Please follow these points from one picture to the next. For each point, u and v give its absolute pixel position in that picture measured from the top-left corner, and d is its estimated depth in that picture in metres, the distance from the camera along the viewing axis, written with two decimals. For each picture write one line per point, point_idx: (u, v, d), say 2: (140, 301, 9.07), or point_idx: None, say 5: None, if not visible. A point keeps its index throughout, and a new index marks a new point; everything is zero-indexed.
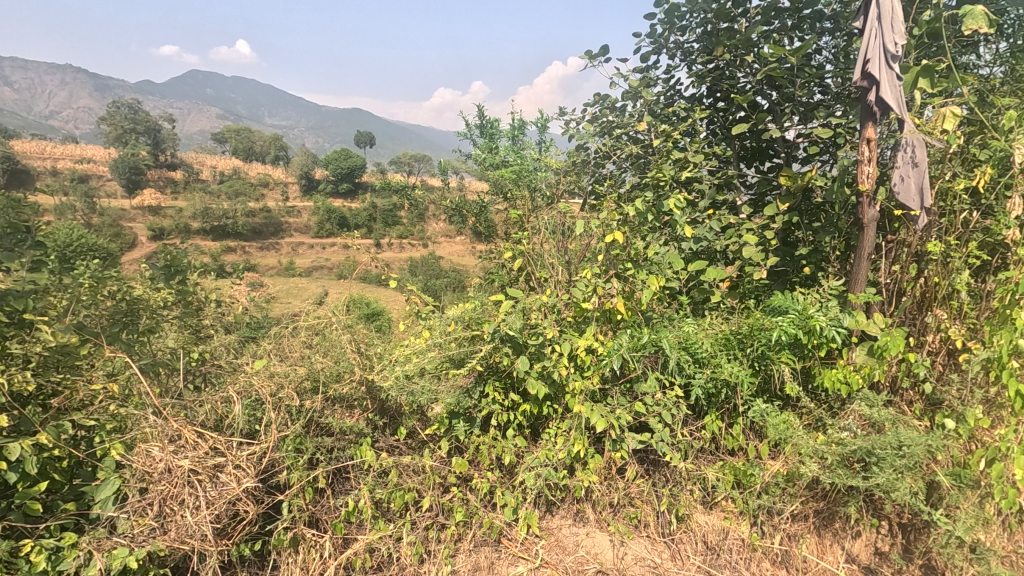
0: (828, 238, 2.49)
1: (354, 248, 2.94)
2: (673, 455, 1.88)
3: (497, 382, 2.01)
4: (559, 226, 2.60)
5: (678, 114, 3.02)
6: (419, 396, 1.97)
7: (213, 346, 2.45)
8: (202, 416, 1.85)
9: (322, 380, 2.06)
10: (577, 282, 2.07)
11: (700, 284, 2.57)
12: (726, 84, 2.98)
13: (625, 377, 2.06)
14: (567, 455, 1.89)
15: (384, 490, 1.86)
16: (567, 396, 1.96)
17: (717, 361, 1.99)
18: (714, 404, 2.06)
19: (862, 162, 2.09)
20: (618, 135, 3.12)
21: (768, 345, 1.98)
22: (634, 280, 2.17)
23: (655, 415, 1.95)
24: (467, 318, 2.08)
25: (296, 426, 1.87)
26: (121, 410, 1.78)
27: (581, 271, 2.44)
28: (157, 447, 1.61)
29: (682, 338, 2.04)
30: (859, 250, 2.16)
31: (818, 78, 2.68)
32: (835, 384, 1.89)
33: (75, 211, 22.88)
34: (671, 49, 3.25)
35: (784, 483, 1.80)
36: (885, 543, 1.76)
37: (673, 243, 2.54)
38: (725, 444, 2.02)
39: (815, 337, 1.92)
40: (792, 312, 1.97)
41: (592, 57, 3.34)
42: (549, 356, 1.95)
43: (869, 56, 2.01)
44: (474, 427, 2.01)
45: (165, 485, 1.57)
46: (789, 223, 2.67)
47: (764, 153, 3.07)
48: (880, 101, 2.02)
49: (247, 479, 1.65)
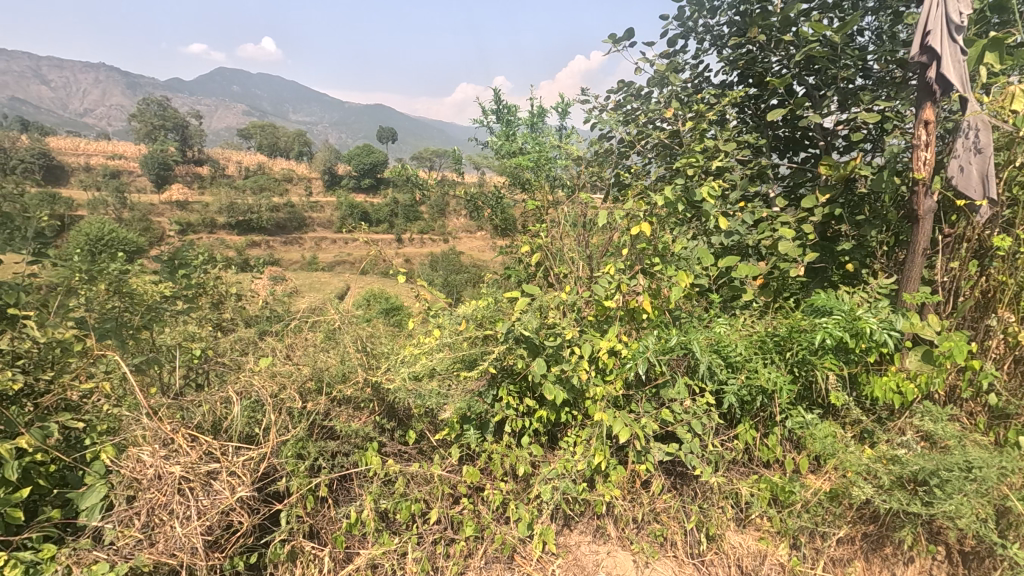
0: (875, 232, 2.31)
1: (364, 241, 2.77)
2: (704, 469, 1.70)
3: (512, 386, 1.85)
4: (580, 217, 2.43)
5: (708, 101, 2.91)
6: (427, 399, 1.84)
7: (218, 343, 2.35)
8: (199, 417, 1.74)
9: (327, 380, 1.97)
10: (600, 278, 1.88)
11: (731, 282, 2.40)
12: (759, 69, 2.84)
13: (650, 382, 1.89)
14: (586, 466, 1.72)
15: (389, 500, 1.74)
16: (587, 402, 1.81)
17: (753, 366, 1.83)
18: (748, 412, 1.89)
19: (917, 147, 1.88)
20: (643, 123, 2.96)
21: (810, 348, 1.80)
22: (662, 276, 1.99)
23: (684, 424, 1.79)
24: (480, 316, 1.95)
25: (297, 430, 1.76)
26: (115, 410, 1.71)
27: (607, 266, 2.23)
28: (147, 451, 1.51)
29: (714, 339, 1.88)
30: (913, 245, 1.96)
31: (863, 59, 2.51)
32: (887, 394, 1.74)
33: (107, 207, 23.44)
34: (699, 32, 3.07)
35: (829, 501, 1.63)
36: (940, 571, 1.55)
37: (701, 239, 2.46)
38: (760, 456, 1.87)
39: (863, 341, 1.74)
40: (838, 312, 1.80)
41: (615, 40, 3.15)
42: (568, 359, 1.79)
43: (931, 27, 1.80)
44: (487, 434, 1.87)
45: (154, 493, 1.47)
46: (829, 216, 2.49)
47: (799, 142, 2.91)
48: (941, 78, 1.80)
49: (242, 489, 1.53)
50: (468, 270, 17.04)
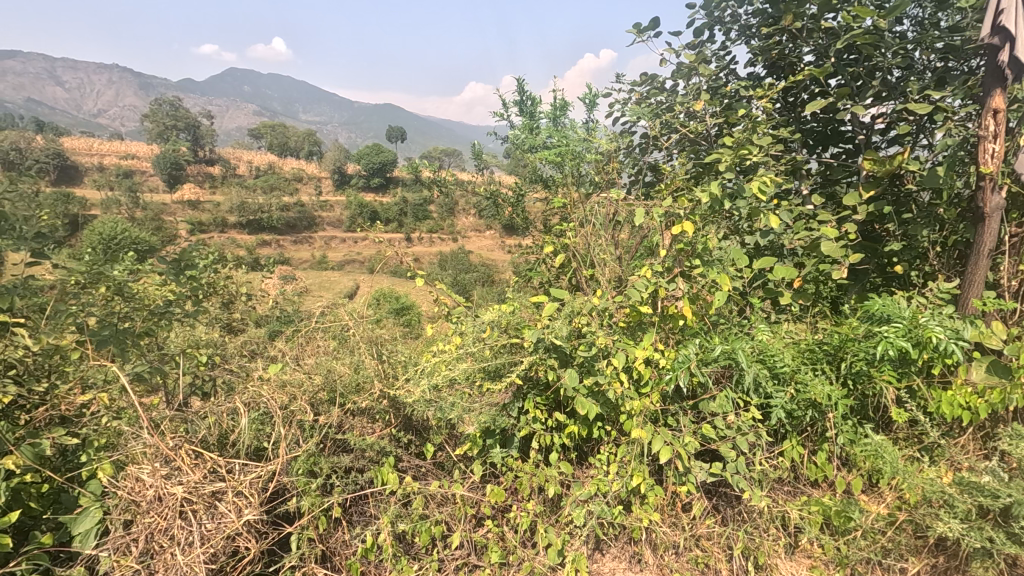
0: (928, 232, 2.14)
1: (375, 240, 2.64)
2: (752, 492, 1.56)
3: (539, 398, 1.74)
4: (608, 216, 2.29)
5: (739, 93, 2.75)
6: (448, 412, 1.71)
7: (225, 349, 2.24)
8: (204, 431, 1.61)
9: (341, 391, 1.85)
10: (636, 282, 1.72)
11: (768, 284, 2.25)
12: (793, 60, 2.68)
13: (689, 394, 1.75)
14: (622, 487, 1.58)
15: (408, 522, 1.61)
16: (622, 417, 1.67)
17: (802, 378, 1.69)
18: (796, 428, 1.74)
19: (984, 137, 1.74)
20: (670, 117, 2.81)
21: (867, 359, 1.65)
22: (701, 280, 1.84)
23: (728, 441, 1.64)
24: (505, 323, 1.81)
25: (309, 445, 1.64)
26: (115, 423, 1.60)
27: (638, 269, 2.09)
28: (147, 471, 1.40)
29: (759, 348, 1.74)
30: (978, 246, 1.81)
31: (909, 47, 2.34)
32: (954, 410, 1.59)
33: (119, 207, 23.59)
34: (727, 22, 2.92)
35: (884, 525, 1.52)
36: None
37: (734, 238, 2.33)
38: (808, 475, 1.73)
39: (927, 351, 1.60)
40: (898, 321, 1.65)
41: (639, 30, 3.00)
42: (603, 371, 1.64)
43: (1004, 7, 1.71)
44: (511, 450, 1.75)
45: (153, 517, 1.35)
46: (874, 214, 2.33)
47: (835, 136, 2.76)
48: (1015, 61, 1.70)
49: (248, 511, 1.42)
50: (478, 269, 16.94)
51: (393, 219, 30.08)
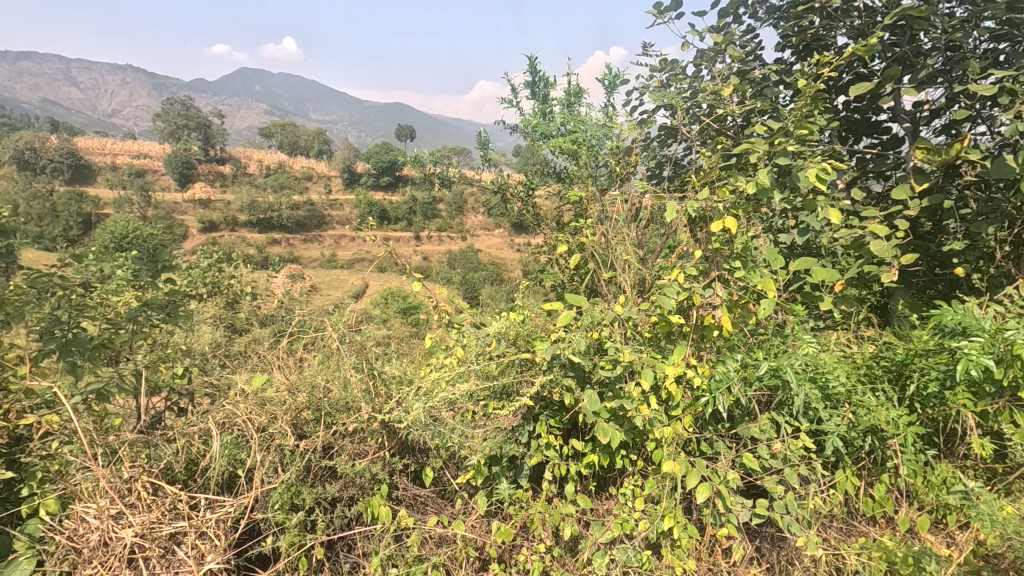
0: (995, 228, 1.89)
1: (375, 238, 2.43)
2: (804, 536, 1.32)
3: (553, 421, 1.51)
4: (630, 212, 2.06)
5: (771, 78, 2.49)
6: (447, 438, 1.49)
7: (208, 359, 2.04)
8: (168, 459, 1.40)
9: (327, 410, 1.63)
10: (666, 287, 1.48)
11: (809, 288, 2.00)
12: (829, 41, 2.42)
13: (727, 417, 1.52)
14: (650, 528, 1.35)
15: (401, 565, 1.40)
16: (650, 445, 1.43)
17: (860, 399, 1.45)
18: (850, 456, 1.50)
19: None
20: (694, 105, 2.55)
21: (939, 379, 1.41)
22: (740, 285, 1.60)
23: (773, 474, 1.40)
24: (514, 334, 1.58)
25: (290, 475, 1.42)
26: (65, 451, 1.39)
27: (665, 271, 1.86)
28: (92, 511, 1.20)
29: (810, 364, 1.49)
30: None
31: (962, 24, 2.08)
32: None
33: (131, 207, 23.68)
34: (752, 4, 2.67)
35: None
36: None
37: (770, 235, 2.08)
38: (865, 512, 1.49)
39: (1013, 370, 1.35)
40: (975, 335, 1.40)
41: (658, 12, 2.75)
42: (627, 392, 1.41)
43: None
44: (521, 480, 1.53)
45: (95, 567, 1.15)
46: (931, 208, 2.07)
47: (875, 125, 2.48)
48: None
49: (211, 558, 1.19)
50: (487, 269, 16.68)
51: (403, 218, 29.94)
